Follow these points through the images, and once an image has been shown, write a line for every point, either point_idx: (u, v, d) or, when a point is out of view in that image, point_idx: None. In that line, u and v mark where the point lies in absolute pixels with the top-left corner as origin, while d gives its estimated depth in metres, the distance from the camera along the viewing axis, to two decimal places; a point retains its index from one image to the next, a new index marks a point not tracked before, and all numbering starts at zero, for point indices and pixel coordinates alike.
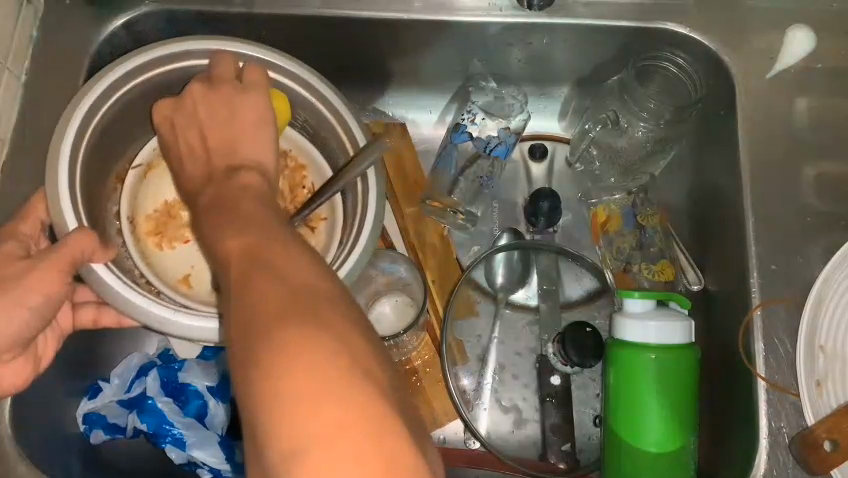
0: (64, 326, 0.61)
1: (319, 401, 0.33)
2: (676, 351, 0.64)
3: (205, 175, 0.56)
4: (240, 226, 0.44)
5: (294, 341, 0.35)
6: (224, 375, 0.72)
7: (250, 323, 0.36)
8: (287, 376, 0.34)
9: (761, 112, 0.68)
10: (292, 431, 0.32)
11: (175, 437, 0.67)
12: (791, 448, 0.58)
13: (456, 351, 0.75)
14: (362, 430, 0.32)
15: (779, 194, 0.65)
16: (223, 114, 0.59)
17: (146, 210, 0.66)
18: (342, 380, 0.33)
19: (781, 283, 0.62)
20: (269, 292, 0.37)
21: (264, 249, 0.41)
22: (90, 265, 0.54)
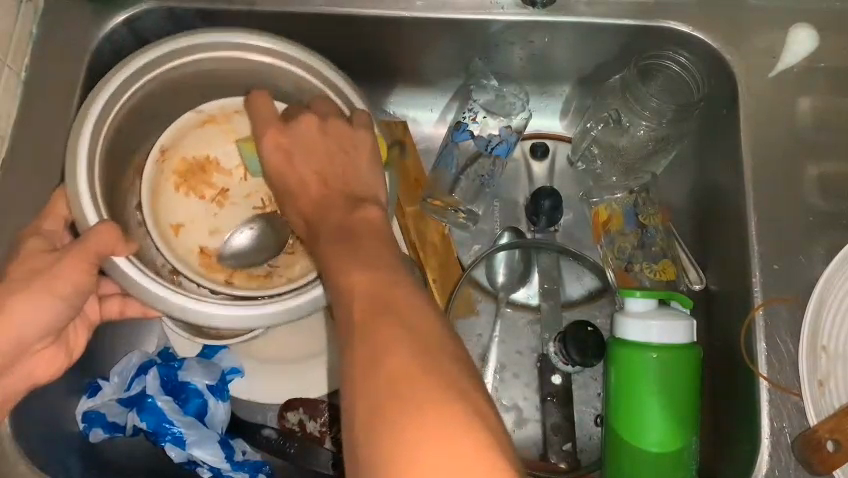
0: (91, 317, 0.63)
1: (439, 439, 0.35)
2: (677, 351, 0.63)
3: (322, 206, 0.55)
4: (368, 265, 0.45)
5: (400, 379, 0.38)
6: (224, 373, 0.72)
7: (371, 365, 0.39)
8: (394, 406, 0.37)
9: (764, 112, 0.67)
10: (407, 463, 0.35)
11: (175, 436, 0.66)
12: (793, 449, 0.58)
13: None
14: (475, 458, 0.35)
15: (781, 193, 0.65)
16: (329, 148, 0.58)
17: (184, 153, 0.66)
18: (457, 421, 0.36)
19: (783, 283, 0.62)
20: (391, 334, 0.40)
21: (387, 291, 0.43)
22: (112, 258, 0.55)
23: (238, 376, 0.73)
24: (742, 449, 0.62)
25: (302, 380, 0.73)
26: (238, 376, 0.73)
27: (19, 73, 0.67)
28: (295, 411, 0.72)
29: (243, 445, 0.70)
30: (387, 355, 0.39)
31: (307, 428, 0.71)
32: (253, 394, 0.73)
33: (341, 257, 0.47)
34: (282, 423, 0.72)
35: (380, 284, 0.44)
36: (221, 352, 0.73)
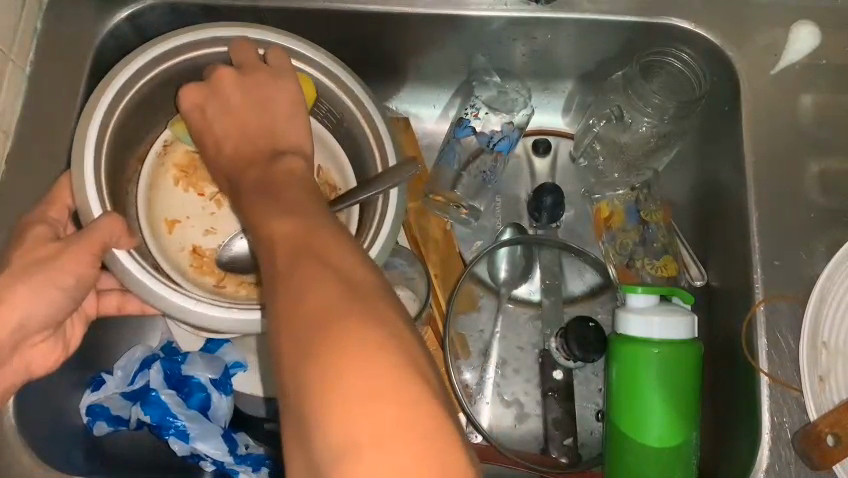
0: (90, 311, 0.63)
1: (364, 378, 0.35)
2: (677, 346, 0.64)
3: (245, 153, 0.57)
4: (285, 208, 0.47)
5: (333, 306, 0.38)
6: (227, 367, 0.72)
7: (294, 312, 0.38)
8: (321, 351, 0.36)
9: (765, 109, 0.68)
10: (332, 406, 0.34)
11: (178, 429, 0.67)
12: (793, 444, 0.58)
13: (457, 346, 0.75)
14: (399, 393, 0.34)
15: (782, 190, 0.65)
16: (250, 99, 0.60)
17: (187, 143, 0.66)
18: (383, 358, 0.35)
19: (784, 279, 0.62)
20: (316, 285, 0.39)
21: (305, 233, 0.44)
22: (113, 251, 0.55)
23: (242, 371, 0.73)
24: (742, 444, 0.62)
25: None
26: (242, 371, 0.73)
27: (23, 69, 0.67)
28: None
29: (246, 439, 0.70)
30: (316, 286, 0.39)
31: None
32: (256, 388, 0.74)
33: (256, 199, 0.50)
34: None
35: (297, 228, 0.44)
36: (225, 347, 0.73)
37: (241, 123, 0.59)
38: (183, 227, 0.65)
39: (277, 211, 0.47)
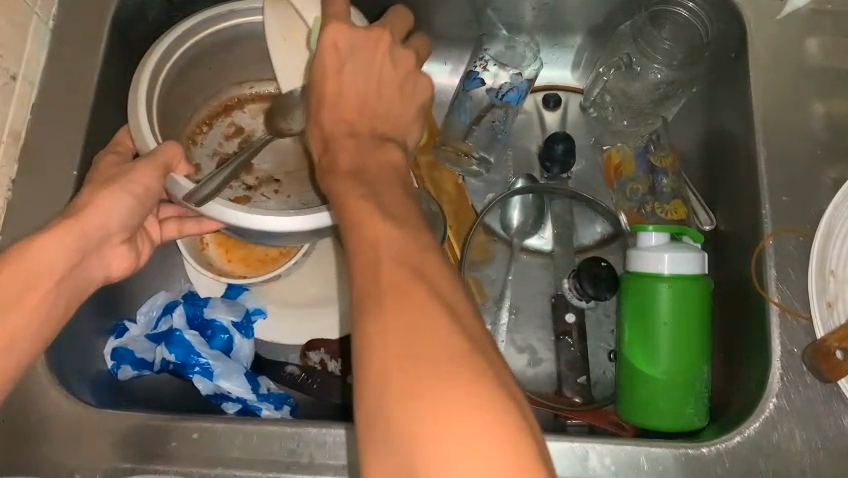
0: (153, 236, 0.65)
1: (461, 426, 0.34)
2: (689, 281, 0.65)
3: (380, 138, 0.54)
4: (381, 215, 0.44)
5: (419, 348, 0.36)
6: (248, 313, 0.75)
7: (390, 335, 0.37)
8: (415, 392, 0.35)
9: (772, 51, 0.69)
10: (429, 459, 0.33)
11: (203, 367, 0.69)
12: (803, 359, 0.60)
13: (478, 253, 0.78)
14: (501, 447, 0.33)
15: (790, 128, 0.67)
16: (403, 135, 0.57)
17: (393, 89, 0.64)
18: (487, 409, 0.34)
19: (791, 213, 0.64)
20: (413, 305, 0.38)
21: (395, 244, 0.42)
22: (173, 178, 0.60)
23: (262, 318, 0.76)
24: (751, 373, 0.64)
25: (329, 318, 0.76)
26: (262, 317, 0.76)
27: (47, 22, 0.69)
28: (317, 351, 0.74)
29: (268, 382, 0.72)
30: (394, 308, 0.38)
31: (328, 367, 0.73)
32: (276, 335, 0.76)
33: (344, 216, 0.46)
34: (305, 361, 0.74)
35: (391, 231, 0.43)
36: (244, 294, 0.76)
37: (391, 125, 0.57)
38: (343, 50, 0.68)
39: (365, 221, 0.44)
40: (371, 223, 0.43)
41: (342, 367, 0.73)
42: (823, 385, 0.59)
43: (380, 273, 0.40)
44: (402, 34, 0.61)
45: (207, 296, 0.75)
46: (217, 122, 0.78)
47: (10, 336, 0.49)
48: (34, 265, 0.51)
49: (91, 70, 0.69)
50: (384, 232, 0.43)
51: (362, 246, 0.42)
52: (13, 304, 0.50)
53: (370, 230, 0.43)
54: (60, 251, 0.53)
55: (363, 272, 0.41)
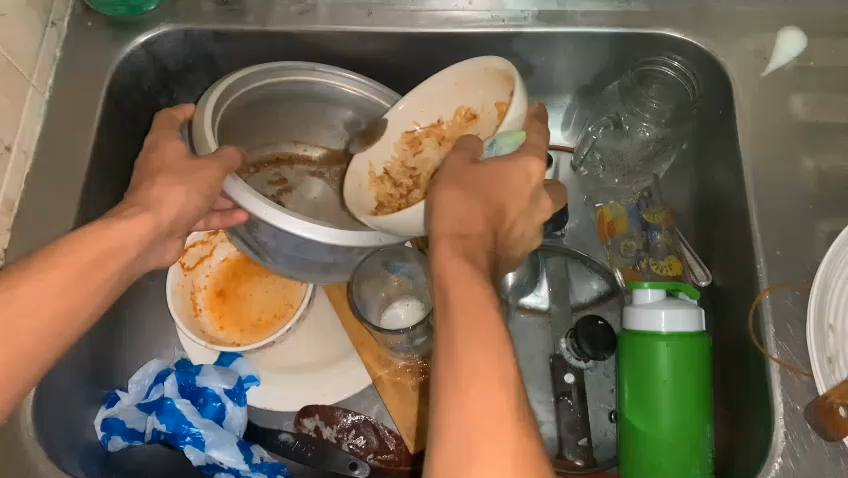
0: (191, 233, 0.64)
1: None
2: (687, 338, 0.64)
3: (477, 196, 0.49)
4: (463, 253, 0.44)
5: (484, 433, 0.37)
6: (240, 380, 0.74)
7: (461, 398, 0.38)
8: (472, 465, 0.36)
9: (760, 108, 0.70)
10: None
11: (194, 437, 0.69)
12: (807, 416, 0.59)
13: None
14: None
15: (781, 183, 0.67)
16: (508, 191, 0.51)
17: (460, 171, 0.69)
18: None
19: (787, 268, 0.64)
20: (485, 369, 0.38)
21: (478, 291, 0.41)
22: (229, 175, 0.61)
23: (255, 385, 0.74)
24: (754, 432, 0.63)
25: (324, 384, 0.75)
26: (255, 384, 0.74)
27: (42, 93, 0.70)
28: (312, 417, 0.73)
29: (261, 451, 0.71)
30: (471, 366, 0.39)
31: (323, 434, 0.73)
32: (270, 402, 0.74)
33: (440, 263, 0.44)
34: (299, 428, 0.73)
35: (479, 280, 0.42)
36: (237, 360, 0.75)
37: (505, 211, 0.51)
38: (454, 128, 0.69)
39: (460, 276, 0.42)
40: (467, 281, 0.42)
41: (337, 434, 0.73)
42: (830, 443, 0.58)
43: (463, 323, 0.40)
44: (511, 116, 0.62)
45: (198, 363, 0.74)
46: (263, 169, 0.79)
47: (84, 302, 0.49)
48: (111, 239, 0.51)
49: (86, 139, 0.70)
50: (478, 299, 0.41)
51: (446, 283, 0.42)
52: (91, 270, 0.50)
53: (463, 287, 0.42)
54: (134, 230, 0.53)
55: (446, 333, 0.41)
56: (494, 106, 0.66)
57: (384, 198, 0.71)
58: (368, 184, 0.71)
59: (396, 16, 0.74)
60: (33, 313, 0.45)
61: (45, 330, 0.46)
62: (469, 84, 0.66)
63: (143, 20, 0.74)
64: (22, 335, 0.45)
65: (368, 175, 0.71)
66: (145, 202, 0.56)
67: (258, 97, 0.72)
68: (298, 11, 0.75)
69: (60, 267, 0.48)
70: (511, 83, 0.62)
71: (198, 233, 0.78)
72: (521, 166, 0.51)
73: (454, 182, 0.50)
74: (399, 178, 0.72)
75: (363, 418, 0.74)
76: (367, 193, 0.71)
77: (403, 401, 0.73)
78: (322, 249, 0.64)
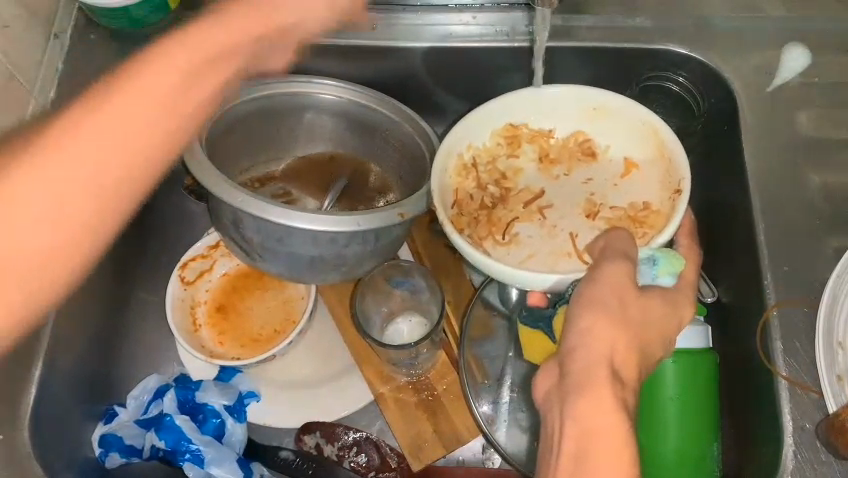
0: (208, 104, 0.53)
1: None
2: (693, 354, 0.64)
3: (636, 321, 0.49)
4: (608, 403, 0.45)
5: None
6: (241, 396, 0.73)
7: None
8: None
9: (765, 124, 0.70)
10: None
11: (193, 454, 0.69)
12: (818, 434, 0.58)
13: (474, 368, 0.73)
14: None
15: (788, 198, 0.66)
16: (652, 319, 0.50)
17: (558, 206, 0.67)
18: None
19: (793, 284, 0.63)
20: None
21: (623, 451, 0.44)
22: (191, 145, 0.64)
23: (255, 400, 0.74)
24: (764, 452, 0.62)
25: (324, 401, 0.74)
26: (255, 400, 0.73)
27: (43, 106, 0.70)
28: (313, 434, 0.71)
29: (261, 468, 0.70)
30: None
31: (324, 451, 0.71)
32: (269, 418, 0.73)
33: (578, 414, 0.45)
34: (299, 445, 0.72)
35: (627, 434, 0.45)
36: (237, 376, 0.74)
37: (648, 341, 0.50)
38: (557, 153, 0.70)
39: (609, 430, 0.45)
40: (617, 454, 0.44)
41: (339, 451, 0.71)
42: (839, 462, 0.57)
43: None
44: (662, 187, 0.64)
45: (197, 377, 0.74)
46: (268, 183, 0.79)
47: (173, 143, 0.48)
48: (139, 96, 0.45)
49: None
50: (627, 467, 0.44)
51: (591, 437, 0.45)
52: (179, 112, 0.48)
53: (615, 445, 0.44)
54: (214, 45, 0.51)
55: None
56: (622, 159, 0.68)
57: (461, 198, 0.67)
58: (455, 169, 0.66)
59: (400, 30, 0.74)
60: (101, 156, 0.43)
61: (127, 192, 0.45)
62: (606, 120, 0.67)
63: (146, 33, 0.74)
64: (83, 167, 0.42)
65: (459, 161, 0.67)
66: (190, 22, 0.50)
67: (248, 110, 0.74)
68: None
69: (131, 87, 0.45)
70: (657, 156, 0.65)
71: (199, 246, 0.77)
72: (676, 309, 0.52)
73: (604, 306, 0.48)
74: (485, 180, 0.68)
75: (365, 435, 0.72)
76: (450, 180, 0.65)
77: (405, 418, 0.72)
78: (306, 239, 0.64)
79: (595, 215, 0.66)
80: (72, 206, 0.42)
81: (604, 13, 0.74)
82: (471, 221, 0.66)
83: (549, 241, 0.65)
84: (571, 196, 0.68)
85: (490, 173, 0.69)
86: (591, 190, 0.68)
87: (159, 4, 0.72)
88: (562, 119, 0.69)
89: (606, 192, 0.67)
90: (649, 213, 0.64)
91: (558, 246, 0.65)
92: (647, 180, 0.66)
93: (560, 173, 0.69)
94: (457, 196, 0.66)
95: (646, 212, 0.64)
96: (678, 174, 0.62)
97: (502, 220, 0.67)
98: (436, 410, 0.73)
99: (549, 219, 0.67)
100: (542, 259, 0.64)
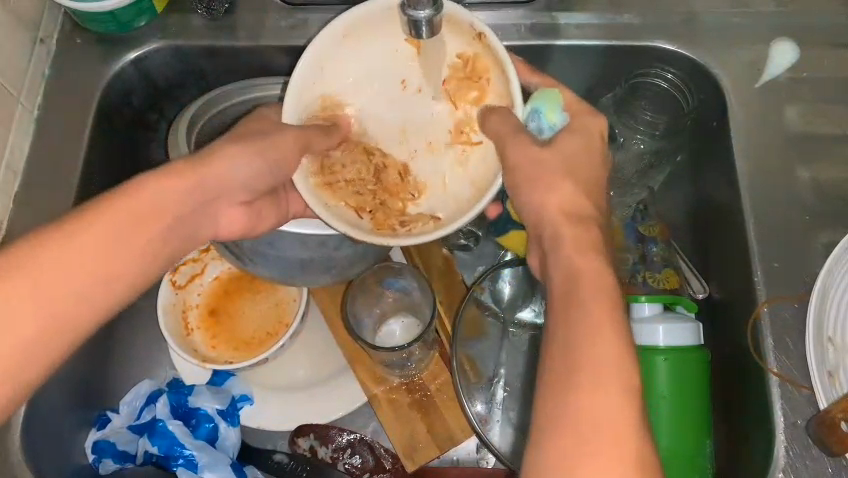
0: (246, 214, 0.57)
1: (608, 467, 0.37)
2: (683, 351, 0.64)
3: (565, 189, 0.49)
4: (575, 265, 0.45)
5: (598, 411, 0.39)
6: (234, 399, 0.73)
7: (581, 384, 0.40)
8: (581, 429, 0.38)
9: (754, 120, 0.70)
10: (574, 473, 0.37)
11: (187, 459, 0.68)
12: (808, 430, 0.58)
13: (468, 369, 0.72)
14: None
15: (778, 194, 0.67)
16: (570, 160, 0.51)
17: (417, 121, 0.62)
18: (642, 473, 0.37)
19: (783, 280, 0.63)
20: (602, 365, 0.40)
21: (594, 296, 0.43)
22: None
23: (248, 404, 0.73)
24: (755, 448, 0.62)
25: (317, 403, 0.73)
26: (248, 404, 0.73)
27: (31, 112, 0.69)
28: (307, 437, 0.72)
29: (255, 471, 0.70)
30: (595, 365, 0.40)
31: (318, 454, 0.72)
32: (263, 422, 0.73)
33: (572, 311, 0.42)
34: (294, 448, 0.72)
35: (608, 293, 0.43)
36: (230, 380, 0.74)
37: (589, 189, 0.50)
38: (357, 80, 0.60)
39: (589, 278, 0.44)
40: (619, 357, 0.40)
41: (333, 454, 0.72)
42: (831, 459, 0.57)
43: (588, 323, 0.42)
44: (476, 44, 0.57)
45: (189, 382, 0.73)
46: None
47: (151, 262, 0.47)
48: (156, 192, 0.47)
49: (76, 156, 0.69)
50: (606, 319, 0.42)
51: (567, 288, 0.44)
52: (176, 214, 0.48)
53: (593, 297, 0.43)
54: (209, 193, 0.51)
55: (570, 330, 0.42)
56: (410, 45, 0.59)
57: (355, 203, 0.60)
58: (326, 197, 0.59)
59: None
60: (92, 290, 0.42)
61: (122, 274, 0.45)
62: (360, 35, 0.58)
63: (132, 37, 0.73)
64: (67, 332, 0.41)
65: (317, 182, 0.59)
66: (200, 153, 0.51)
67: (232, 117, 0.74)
68: (288, 26, 0.74)
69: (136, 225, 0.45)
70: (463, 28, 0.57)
71: (190, 250, 0.77)
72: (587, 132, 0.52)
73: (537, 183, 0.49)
74: (343, 168, 0.61)
75: (358, 436, 0.73)
76: (336, 206, 0.59)
77: (400, 419, 0.72)
78: (294, 243, 0.64)
79: (443, 94, 0.60)
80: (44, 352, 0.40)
81: (593, 10, 0.73)
82: (380, 207, 0.61)
83: (450, 152, 0.61)
84: (423, 96, 0.61)
85: (336, 166, 0.60)
86: (429, 79, 0.60)
87: (145, 7, 0.71)
88: (371, 76, 0.60)
89: (436, 72, 0.60)
90: (472, 63, 0.58)
91: (452, 155, 0.61)
92: (445, 44, 0.58)
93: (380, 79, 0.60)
94: (346, 206, 0.60)
95: (468, 61, 0.58)
96: (468, 19, 0.56)
97: (399, 168, 0.62)
98: (430, 410, 0.73)
99: (421, 122, 0.62)
100: (462, 179, 0.60)
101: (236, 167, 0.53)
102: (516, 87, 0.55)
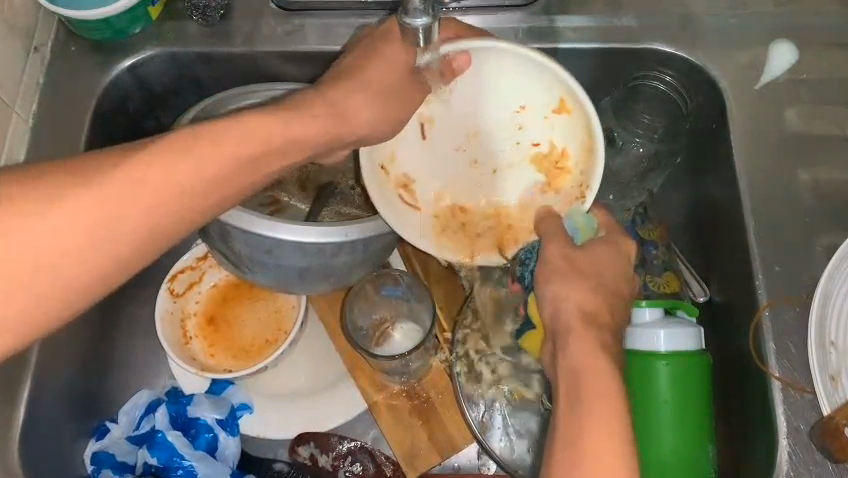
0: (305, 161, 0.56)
1: None
2: (686, 357, 0.63)
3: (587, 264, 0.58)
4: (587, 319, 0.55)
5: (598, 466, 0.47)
6: (234, 408, 0.72)
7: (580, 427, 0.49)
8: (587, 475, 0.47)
9: (753, 121, 0.69)
10: None
11: (186, 470, 0.69)
12: (811, 435, 0.58)
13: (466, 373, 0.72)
14: None
15: (778, 196, 0.66)
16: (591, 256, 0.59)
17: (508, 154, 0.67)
18: None
19: (784, 284, 0.63)
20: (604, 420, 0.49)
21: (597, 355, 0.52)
22: None
23: (248, 413, 0.73)
24: (757, 453, 0.62)
25: (317, 411, 0.73)
26: (247, 412, 0.73)
27: (26, 121, 0.69)
28: (307, 445, 0.71)
29: None
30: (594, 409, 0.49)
31: (318, 462, 0.71)
32: (263, 431, 0.73)
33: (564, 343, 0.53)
34: (293, 456, 0.72)
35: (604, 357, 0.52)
36: (229, 389, 0.73)
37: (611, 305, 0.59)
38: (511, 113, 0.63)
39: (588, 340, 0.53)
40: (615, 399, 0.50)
41: (334, 462, 0.71)
42: (834, 463, 0.57)
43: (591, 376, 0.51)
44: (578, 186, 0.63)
45: (189, 392, 0.73)
46: (256, 191, 0.77)
47: (188, 213, 0.46)
48: (183, 151, 0.45)
49: None
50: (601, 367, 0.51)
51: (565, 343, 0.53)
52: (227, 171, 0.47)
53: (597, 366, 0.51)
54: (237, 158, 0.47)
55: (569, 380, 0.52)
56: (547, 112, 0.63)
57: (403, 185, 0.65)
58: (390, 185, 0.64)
59: None
60: (120, 225, 0.43)
61: (125, 230, 0.43)
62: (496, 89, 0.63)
63: (127, 44, 0.73)
64: (88, 265, 0.42)
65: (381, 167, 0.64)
66: (278, 112, 0.51)
67: None
68: (284, 32, 0.74)
69: (170, 167, 0.45)
70: (590, 150, 0.61)
71: (187, 258, 0.77)
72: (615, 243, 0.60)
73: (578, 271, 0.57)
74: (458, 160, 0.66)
75: (358, 443, 0.72)
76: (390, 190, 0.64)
77: (401, 424, 0.72)
78: (293, 251, 0.63)
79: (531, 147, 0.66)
80: (65, 276, 0.41)
81: (590, 13, 0.73)
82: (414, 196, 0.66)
83: (484, 190, 0.68)
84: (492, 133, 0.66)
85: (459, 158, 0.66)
86: (527, 143, 0.66)
87: (140, 14, 0.71)
88: (499, 128, 0.66)
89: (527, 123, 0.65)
90: (563, 158, 0.64)
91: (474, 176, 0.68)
92: (564, 125, 0.63)
93: (510, 98, 0.64)
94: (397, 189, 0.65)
95: (568, 159, 0.64)
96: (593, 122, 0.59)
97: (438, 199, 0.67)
98: (431, 416, 0.72)
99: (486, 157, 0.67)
100: (481, 219, 0.67)
101: (309, 127, 0.52)
102: (598, 172, 0.60)
